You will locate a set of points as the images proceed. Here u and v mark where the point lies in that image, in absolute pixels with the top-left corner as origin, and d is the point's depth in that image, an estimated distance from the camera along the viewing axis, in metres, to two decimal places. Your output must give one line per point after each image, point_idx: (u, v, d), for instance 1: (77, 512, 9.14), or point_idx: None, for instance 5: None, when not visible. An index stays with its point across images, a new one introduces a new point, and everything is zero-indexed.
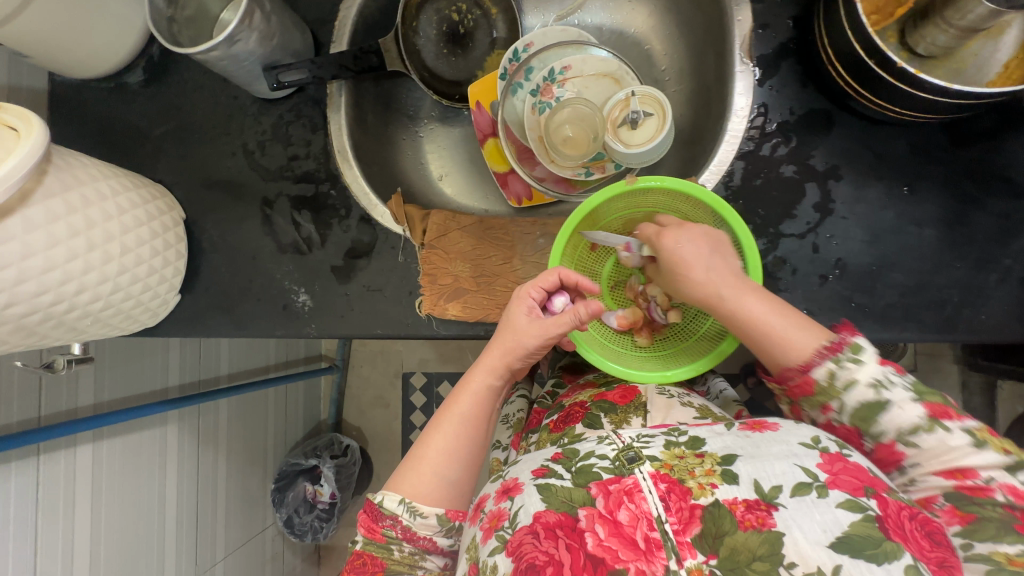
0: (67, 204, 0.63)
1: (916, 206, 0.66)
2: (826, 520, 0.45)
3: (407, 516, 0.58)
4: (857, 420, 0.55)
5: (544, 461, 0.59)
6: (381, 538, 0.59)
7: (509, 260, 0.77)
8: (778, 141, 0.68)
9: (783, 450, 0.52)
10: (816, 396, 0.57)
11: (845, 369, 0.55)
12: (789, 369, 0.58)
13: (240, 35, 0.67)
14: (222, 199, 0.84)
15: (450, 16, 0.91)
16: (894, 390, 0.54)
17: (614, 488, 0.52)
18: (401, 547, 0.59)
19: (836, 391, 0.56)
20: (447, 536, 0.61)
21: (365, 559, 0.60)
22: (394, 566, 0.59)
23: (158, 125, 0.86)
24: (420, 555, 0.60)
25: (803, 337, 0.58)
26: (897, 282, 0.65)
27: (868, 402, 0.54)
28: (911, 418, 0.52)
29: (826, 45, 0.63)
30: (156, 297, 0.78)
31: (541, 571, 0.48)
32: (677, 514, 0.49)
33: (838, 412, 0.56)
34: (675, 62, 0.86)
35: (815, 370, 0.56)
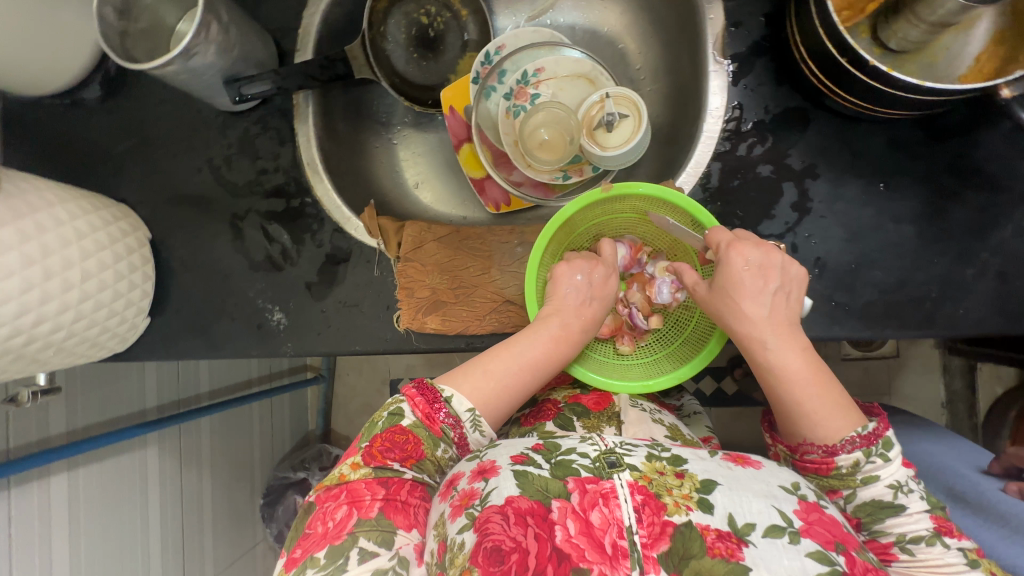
0: (20, 232, 0.60)
1: (893, 202, 0.65)
2: (793, 566, 0.45)
3: (471, 426, 0.61)
4: (863, 513, 0.55)
5: (524, 448, 0.57)
6: (437, 432, 0.61)
7: (488, 270, 0.75)
8: (755, 140, 0.67)
9: (764, 490, 0.51)
10: (827, 478, 0.57)
11: (870, 463, 0.55)
12: (811, 442, 0.57)
13: (197, 49, 0.65)
14: (190, 217, 0.81)
15: (419, 19, 0.89)
16: (912, 496, 0.54)
17: (590, 486, 0.51)
18: (445, 449, 0.61)
19: (853, 481, 0.56)
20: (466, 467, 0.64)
21: (409, 438, 0.60)
22: (423, 464, 0.60)
23: (119, 142, 0.83)
24: (450, 464, 0.62)
25: (836, 417, 0.56)
26: (878, 279, 0.65)
27: (881, 500, 0.55)
28: (919, 529, 0.53)
29: (799, 43, 0.62)
30: (123, 321, 0.75)
31: (505, 558, 0.46)
32: (648, 528, 0.48)
33: (845, 499, 0.56)
34: (650, 60, 0.84)
35: (841, 455, 0.55)
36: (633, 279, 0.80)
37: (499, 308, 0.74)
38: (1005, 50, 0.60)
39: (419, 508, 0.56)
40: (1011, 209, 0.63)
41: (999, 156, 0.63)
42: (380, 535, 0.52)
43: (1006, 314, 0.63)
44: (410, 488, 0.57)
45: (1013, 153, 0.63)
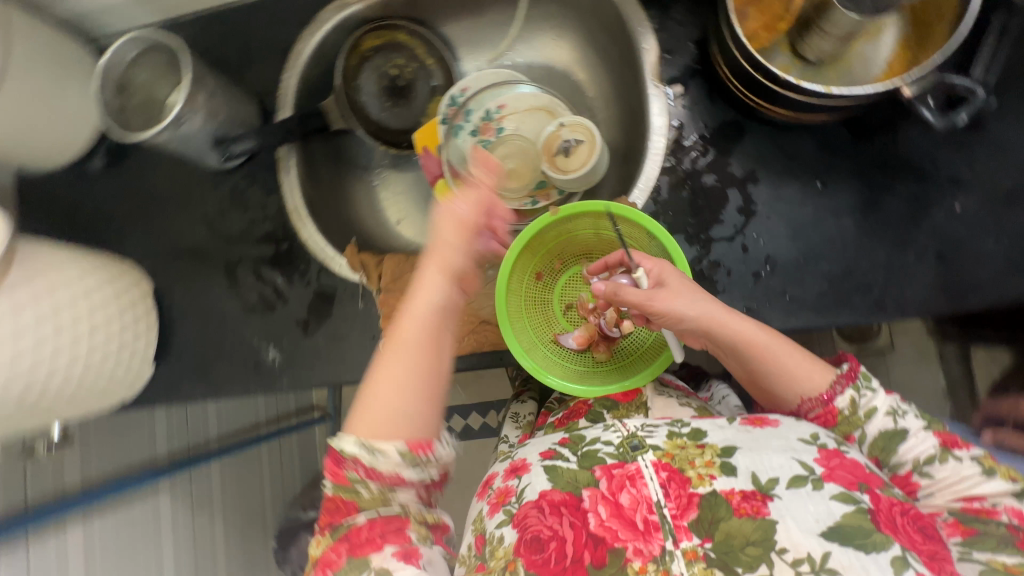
0: (33, 293, 0.66)
1: (832, 198, 0.69)
2: (820, 512, 0.48)
3: (367, 455, 0.50)
4: (878, 449, 0.59)
5: (553, 444, 0.63)
6: (345, 480, 0.52)
7: None
8: (697, 153, 0.73)
9: (784, 447, 0.54)
10: (839, 424, 0.60)
11: (863, 397, 0.59)
12: (809, 398, 0.61)
13: (186, 116, 0.72)
14: (189, 269, 0.88)
15: (389, 71, 0.95)
16: (908, 421, 0.58)
17: (617, 471, 0.55)
18: (367, 486, 0.52)
19: (858, 419, 0.59)
20: (413, 471, 0.52)
21: (337, 502, 0.53)
22: (367, 503, 0.53)
23: (121, 205, 0.91)
24: (390, 489, 0.52)
25: (810, 369, 0.61)
26: (825, 271, 0.69)
27: (887, 431, 0.58)
28: (929, 451, 0.56)
29: (723, 64, 0.69)
30: (130, 369, 0.81)
31: (544, 545, 0.52)
32: (676, 500, 0.51)
33: (860, 439, 0.59)
34: (601, 88, 0.91)
35: (837, 399, 0.59)
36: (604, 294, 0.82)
37: (478, 327, 0.80)
38: (910, 54, 0.67)
39: (385, 531, 0.52)
40: (941, 194, 0.67)
41: (922, 148, 0.68)
42: None
43: (950, 293, 0.66)
44: (368, 531, 0.52)
45: (935, 144, 0.67)
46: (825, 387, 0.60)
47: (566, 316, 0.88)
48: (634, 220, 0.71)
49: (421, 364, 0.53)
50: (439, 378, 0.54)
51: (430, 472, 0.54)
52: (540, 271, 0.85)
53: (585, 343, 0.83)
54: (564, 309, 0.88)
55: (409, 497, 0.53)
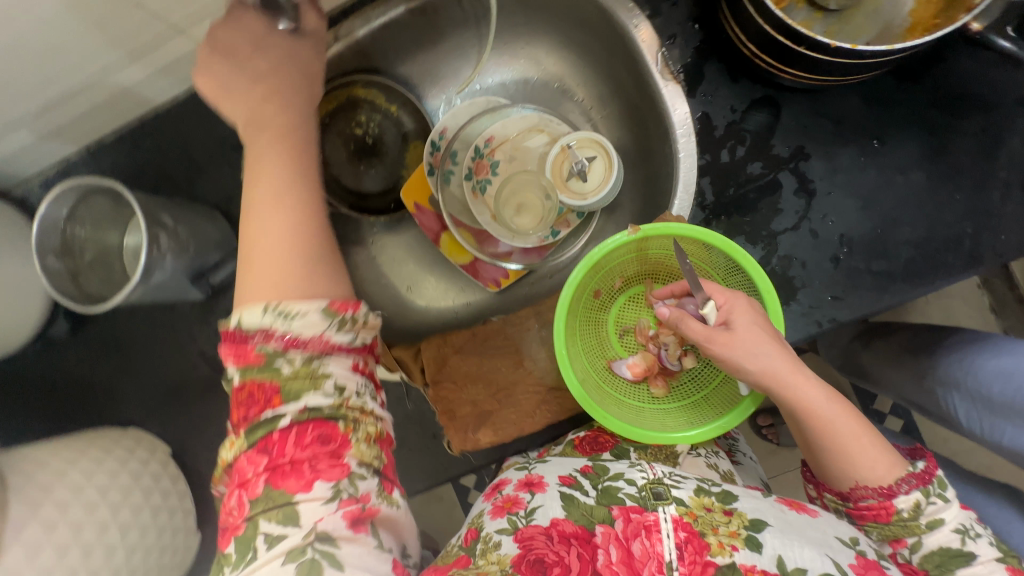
0: (45, 523, 0.57)
1: (893, 154, 0.62)
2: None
3: (280, 322, 0.43)
4: (929, 563, 0.52)
5: (573, 470, 0.57)
6: (256, 359, 0.43)
7: (521, 364, 0.70)
8: (734, 142, 0.65)
9: (815, 539, 0.48)
10: (889, 526, 0.54)
11: (931, 504, 0.52)
12: (864, 484, 0.53)
13: (155, 264, 0.61)
14: (203, 416, 0.77)
15: (353, 132, 0.85)
16: (980, 543, 0.51)
17: (635, 515, 0.49)
18: (289, 359, 0.43)
19: (917, 526, 0.53)
20: (340, 334, 0.45)
21: (250, 390, 0.43)
22: (291, 388, 0.43)
23: (103, 366, 0.79)
24: (312, 362, 0.44)
25: (871, 453, 0.53)
26: (907, 235, 0.62)
27: (948, 548, 0.51)
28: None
29: (746, 42, 0.58)
30: (176, 550, 0.71)
31: (548, 568, 0.45)
32: (690, 566, 0.46)
33: (911, 549, 0.53)
34: (590, 88, 0.81)
35: (899, 497, 0.52)
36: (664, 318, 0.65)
37: (547, 398, 0.69)
38: None
39: (319, 459, 0.42)
40: (1009, 120, 0.60)
41: (974, 75, 0.61)
42: (281, 513, 0.40)
43: None
44: (302, 445, 0.42)
45: (987, 67, 0.61)
46: (888, 481, 0.52)
47: (620, 341, 0.68)
48: (722, 249, 0.60)
49: (303, 238, 0.48)
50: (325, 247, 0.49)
51: (361, 338, 0.47)
52: (596, 292, 0.66)
53: (643, 376, 0.65)
54: (618, 335, 0.68)
55: (344, 369, 0.45)
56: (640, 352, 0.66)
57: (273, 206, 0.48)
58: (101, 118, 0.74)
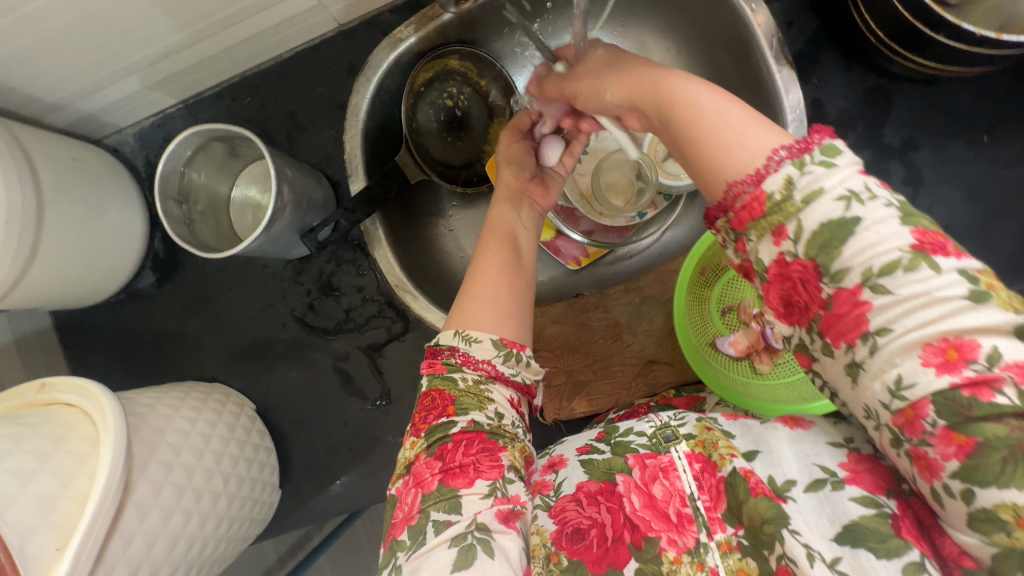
0: (163, 464, 0.56)
1: (1000, 149, 0.65)
2: (835, 511, 0.38)
3: (464, 344, 0.51)
4: (815, 249, 0.35)
5: (589, 438, 0.55)
6: (441, 369, 0.50)
7: (618, 338, 0.72)
8: (845, 129, 0.67)
9: (803, 449, 0.42)
10: (763, 219, 0.37)
11: (806, 176, 0.35)
12: (736, 183, 0.38)
13: (276, 215, 0.61)
14: (290, 375, 0.79)
15: (445, 103, 0.82)
16: (872, 207, 0.34)
17: (650, 461, 0.48)
18: (464, 375, 0.50)
19: (793, 208, 0.36)
20: (508, 368, 0.51)
21: (434, 399, 0.49)
22: (463, 401, 0.49)
23: (188, 321, 0.80)
24: (484, 385, 0.50)
25: (758, 136, 0.38)
26: (1011, 228, 0.64)
27: (833, 220, 0.34)
28: (888, 254, 0.32)
29: (876, 29, 0.60)
30: (263, 504, 0.72)
31: (585, 534, 0.45)
32: (708, 489, 0.44)
33: (794, 242, 0.36)
34: (689, 72, 0.79)
35: (768, 178, 0.36)
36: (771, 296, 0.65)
37: (644, 371, 0.71)
38: None
39: (481, 462, 0.44)
40: None
41: None
42: (446, 504, 0.42)
43: None
44: (462, 448, 0.46)
45: None
46: (757, 165, 0.37)
47: (722, 319, 0.71)
48: None
49: (506, 263, 0.57)
50: (524, 294, 0.56)
51: (523, 379, 0.52)
52: (701, 268, 0.69)
53: (746, 352, 0.67)
54: (718, 313, 0.71)
55: (503, 400, 0.50)
56: (743, 329, 0.67)
57: (493, 246, 0.59)
58: (205, 72, 0.74)
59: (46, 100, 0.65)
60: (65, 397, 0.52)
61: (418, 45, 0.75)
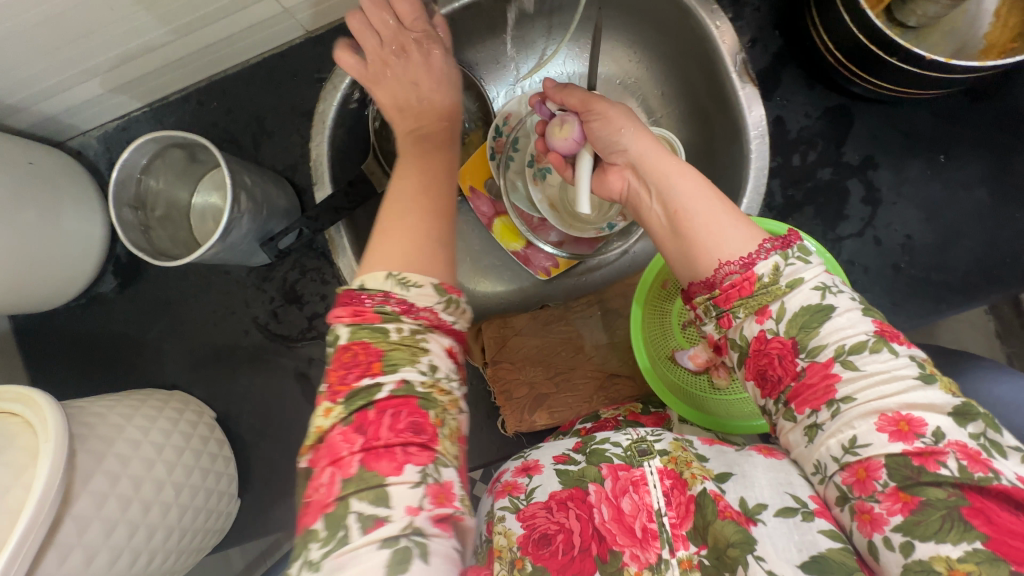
0: (109, 474, 0.55)
1: (958, 170, 0.65)
2: (804, 541, 0.39)
3: (400, 288, 0.43)
4: (795, 329, 0.44)
5: (565, 447, 0.53)
6: (372, 319, 0.43)
7: (581, 350, 0.72)
8: (807, 147, 0.68)
9: (777, 476, 0.43)
10: (752, 297, 0.46)
11: (790, 267, 0.46)
12: (729, 260, 0.47)
13: (234, 223, 0.61)
14: (253, 383, 0.78)
15: None
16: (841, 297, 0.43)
17: (622, 473, 0.47)
18: (400, 326, 0.43)
19: (779, 290, 0.45)
20: (448, 316, 0.45)
21: (358, 357, 0.42)
22: (391, 356, 0.42)
23: (150, 326, 0.79)
24: (420, 335, 0.43)
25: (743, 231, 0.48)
26: (967, 248, 0.65)
27: (810, 306, 0.43)
28: (858, 335, 0.41)
29: (833, 50, 0.61)
30: (219, 514, 0.71)
31: (552, 540, 0.45)
32: (676, 507, 0.44)
33: (776, 320, 0.45)
34: (656, 85, 0.80)
35: (758, 264, 0.46)
36: None
37: (605, 384, 0.71)
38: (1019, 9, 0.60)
39: (410, 444, 0.40)
40: None
41: None
42: (373, 493, 0.38)
43: None
44: (387, 413, 0.40)
45: None
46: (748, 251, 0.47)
47: (682, 333, 0.71)
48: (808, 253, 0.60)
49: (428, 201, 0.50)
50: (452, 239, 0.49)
51: (463, 328, 0.47)
52: (662, 281, 0.69)
53: (703, 368, 0.66)
54: (680, 326, 0.71)
55: (439, 351, 0.44)
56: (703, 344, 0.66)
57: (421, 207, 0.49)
58: (169, 76, 0.73)
59: (4, 102, 0.64)
60: (7, 407, 0.51)
61: None
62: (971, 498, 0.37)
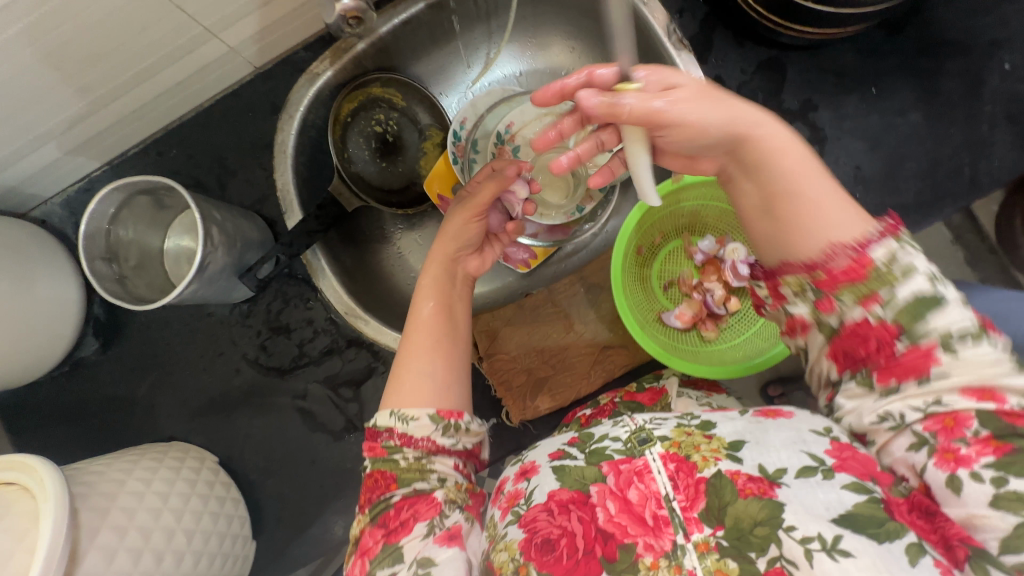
0: (116, 528, 0.54)
1: (890, 98, 0.69)
2: (830, 500, 0.38)
3: (400, 424, 0.50)
4: (903, 315, 0.38)
5: (561, 443, 0.51)
6: (383, 451, 0.51)
7: (571, 329, 0.73)
8: (748, 101, 0.71)
9: (790, 436, 0.43)
10: (863, 283, 0.39)
11: (905, 251, 0.38)
12: (837, 243, 0.39)
13: (209, 257, 0.61)
14: (252, 421, 0.77)
15: (374, 130, 0.83)
16: (947, 306, 0.38)
17: (625, 466, 0.44)
18: (405, 454, 0.50)
19: (894, 278, 0.38)
20: (447, 438, 0.51)
21: (379, 479, 0.51)
22: (405, 477, 0.50)
23: (139, 382, 0.78)
24: (427, 458, 0.51)
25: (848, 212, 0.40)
26: (914, 169, 0.68)
27: (922, 296, 0.38)
28: (967, 325, 0.37)
29: (754, 6, 0.65)
30: (236, 558, 0.69)
31: (556, 545, 0.42)
32: (685, 491, 0.42)
33: (884, 306, 0.39)
34: (599, 68, 0.83)
35: (873, 249, 0.39)
36: (706, 266, 0.71)
37: (600, 357, 0.72)
38: None
39: (418, 507, 0.48)
40: (989, 59, 0.67)
41: (955, 22, 0.68)
42: (390, 557, 0.45)
43: None
44: (405, 511, 0.48)
45: (965, 15, 0.68)
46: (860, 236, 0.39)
47: (666, 295, 0.75)
48: None
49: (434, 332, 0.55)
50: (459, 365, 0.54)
51: (464, 444, 0.53)
52: (640, 249, 0.73)
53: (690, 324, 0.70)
54: (662, 289, 0.76)
55: (448, 468, 0.51)
56: (688, 301, 0.71)
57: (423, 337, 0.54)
58: (126, 130, 0.74)
59: None
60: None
61: (336, 78, 0.77)
62: None
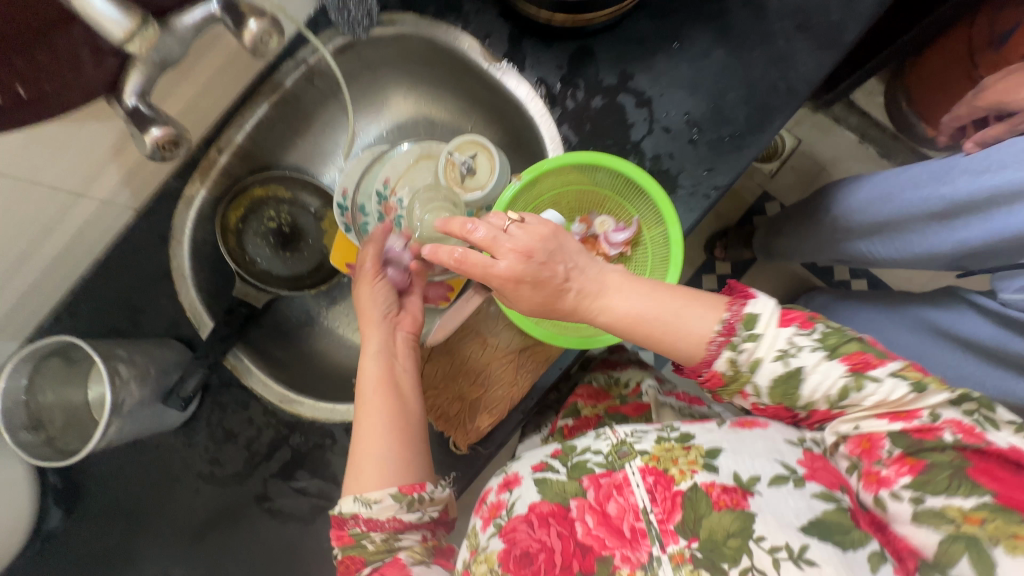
0: None
1: (692, 45, 0.75)
2: (799, 507, 0.43)
3: (366, 509, 0.55)
4: (779, 396, 0.48)
5: (543, 456, 0.58)
6: (351, 539, 0.56)
7: (487, 344, 0.74)
8: (572, 90, 0.77)
9: (766, 444, 0.49)
10: (727, 386, 0.50)
11: (744, 351, 0.47)
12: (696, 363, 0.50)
13: (122, 394, 0.65)
14: (226, 533, 0.79)
15: (268, 226, 0.88)
16: (805, 354, 0.46)
17: (604, 479, 0.52)
18: (373, 538, 0.55)
19: (746, 375, 0.48)
20: (411, 512, 0.56)
21: (350, 562, 0.56)
22: (372, 557, 0.55)
23: (110, 534, 0.79)
24: (394, 537, 0.56)
25: (699, 315, 0.51)
26: (735, 99, 0.73)
27: (781, 375, 0.47)
28: (837, 384, 0.45)
29: (539, 10, 0.71)
30: None
31: (534, 559, 0.48)
32: (662, 503, 0.47)
33: (757, 395, 0.49)
34: (447, 103, 0.90)
35: (716, 360, 0.49)
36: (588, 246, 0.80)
37: (520, 361, 0.74)
38: None
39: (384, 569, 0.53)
40: None
41: None
42: None
43: (828, 44, 0.72)
44: None
45: None
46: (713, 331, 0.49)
47: None
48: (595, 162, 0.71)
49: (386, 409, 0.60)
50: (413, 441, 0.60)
51: (428, 514, 0.58)
52: None
53: None
54: None
55: (414, 541, 0.57)
56: None
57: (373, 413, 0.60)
58: (32, 305, 0.77)
59: None
60: None
61: (211, 194, 0.83)
62: (975, 459, 0.40)
